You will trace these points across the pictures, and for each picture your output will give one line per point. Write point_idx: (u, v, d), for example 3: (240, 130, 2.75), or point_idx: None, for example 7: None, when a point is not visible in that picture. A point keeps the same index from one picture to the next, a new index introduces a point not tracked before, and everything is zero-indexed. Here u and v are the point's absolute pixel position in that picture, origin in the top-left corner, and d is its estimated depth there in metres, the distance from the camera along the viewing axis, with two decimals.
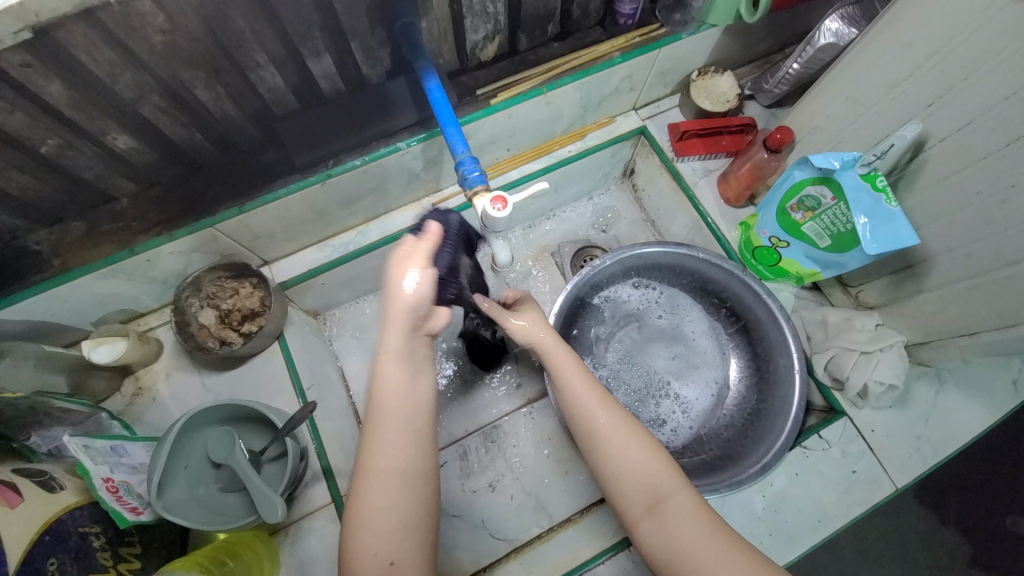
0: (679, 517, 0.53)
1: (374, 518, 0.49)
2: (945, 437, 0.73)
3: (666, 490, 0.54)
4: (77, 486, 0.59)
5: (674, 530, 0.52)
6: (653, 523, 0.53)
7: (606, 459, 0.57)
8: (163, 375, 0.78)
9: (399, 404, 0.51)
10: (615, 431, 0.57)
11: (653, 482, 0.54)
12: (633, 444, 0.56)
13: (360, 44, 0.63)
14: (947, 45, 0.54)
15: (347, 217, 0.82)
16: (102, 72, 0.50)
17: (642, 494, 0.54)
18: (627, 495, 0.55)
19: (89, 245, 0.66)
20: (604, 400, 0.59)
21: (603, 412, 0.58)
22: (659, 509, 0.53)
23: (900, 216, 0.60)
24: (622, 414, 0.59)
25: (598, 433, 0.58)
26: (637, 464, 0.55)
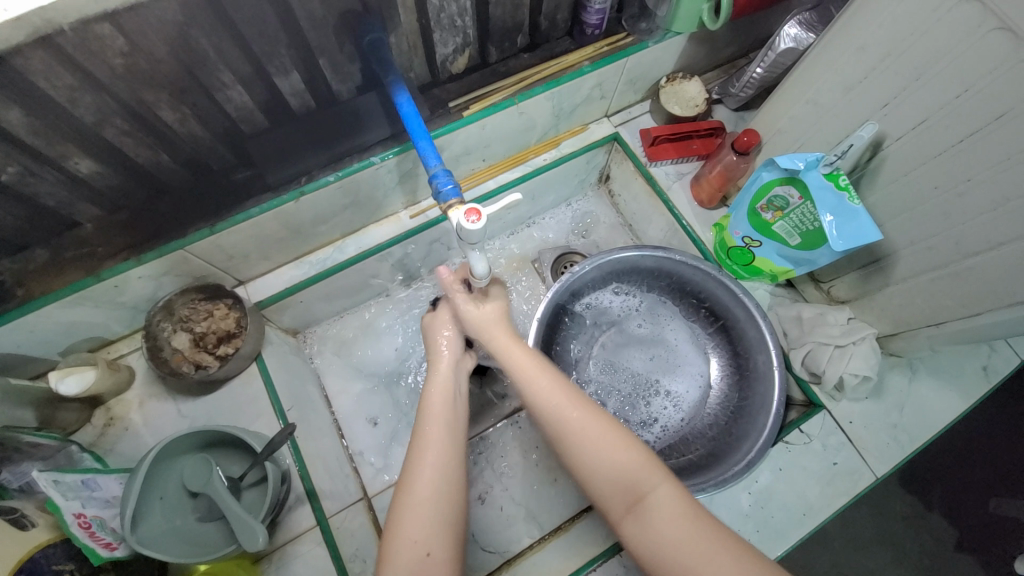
0: (661, 514, 0.52)
1: (416, 514, 0.53)
2: (921, 425, 0.75)
3: (643, 487, 0.53)
4: (49, 524, 0.56)
5: (655, 529, 0.51)
6: (635, 522, 0.53)
7: (579, 459, 0.56)
8: (136, 404, 0.76)
9: (443, 412, 0.59)
10: (586, 430, 0.57)
11: (630, 479, 0.54)
12: (606, 442, 0.56)
13: (329, 61, 0.63)
14: (899, 47, 0.56)
15: (323, 233, 0.81)
16: (62, 97, 0.49)
17: (621, 492, 0.54)
18: (607, 494, 0.55)
19: (54, 273, 0.64)
20: (572, 398, 0.59)
21: (572, 411, 0.58)
22: (641, 507, 0.53)
23: (863, 213, 0.62)
24: (592, 411, 0.58)
25: (569, 432, 0.57)
26: (612, 461, 0.55)
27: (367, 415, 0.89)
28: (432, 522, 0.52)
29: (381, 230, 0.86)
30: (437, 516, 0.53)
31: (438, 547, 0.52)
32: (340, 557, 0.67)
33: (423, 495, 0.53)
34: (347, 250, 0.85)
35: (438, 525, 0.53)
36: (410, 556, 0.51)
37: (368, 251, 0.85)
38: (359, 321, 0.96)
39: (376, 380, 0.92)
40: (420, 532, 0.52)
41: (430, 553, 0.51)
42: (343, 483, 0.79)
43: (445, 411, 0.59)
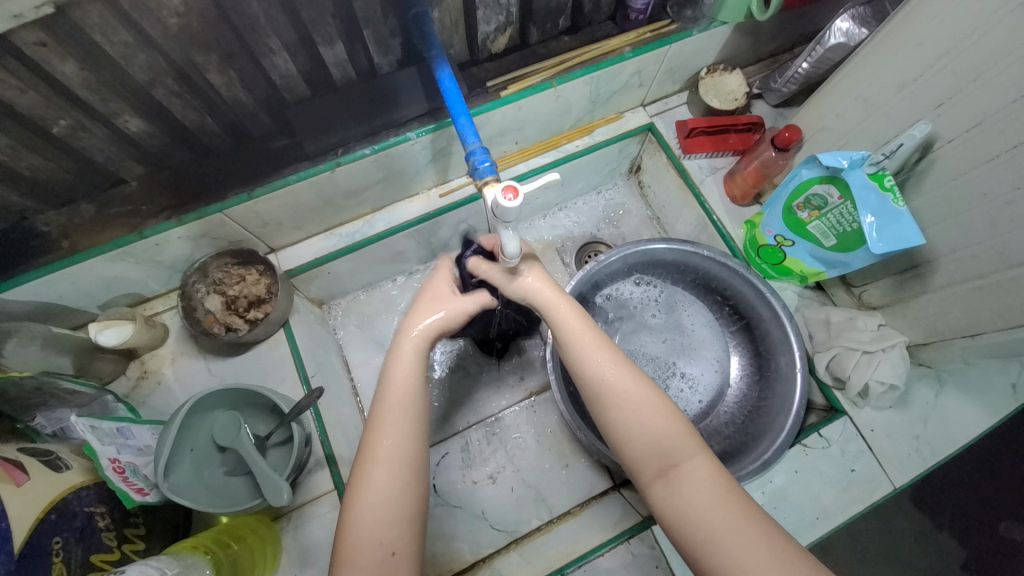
0: (693, 484, 0.52)
1: (373, 508, 0.51)
2: (944, 438, 0.73)
3: (678, 456, 0.53)
4: (83, 467, 0.59)
5: (684, 494, 0.52)
6: (665, 488, 0.53)
7: (615, 420, 0.56)
8: (169, 360, 0.78)
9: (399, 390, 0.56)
10: (627, 393, 0.56)
11: (667, 447, 0.54)
12: (641, 405, 0.55)
13: (372, 33, 0.63)
14: (958, 46, 0.54)
15: (354, 206, 0.82)
16: (116, 54, 0.50)
17: (656, 457, 0.54)
18: (640, 458, 0.55)
19: (98, 227, 0.66)
20: (616, 360, 0.58)
21: (612, 372, 0.57)
22: (672, 474, 0.53)
23: (907, 216, 0.60)
24: (635, 376, 0.57)
25: (610, 395, 0.56)
26: (650, 426, 0.55)
27: None
28: (397, 521, 0.51)
29: (411, 207, 0.87)
30: (400, 512, 0.51)
31: (402, 544, 0.51)
32: None
33: (378, 495, 0.51)
34: (376, 225, 0.86)
35: (398, 522, 0.51)
36: (374, 557, 0.49)
37: (397, 227, 0.86)
38: (382, 297, 0.97)
39: None
40: (385, 531, 0.50)
41: (395, 550, 0.50)
42: None
43: (399, 393, 0.56)
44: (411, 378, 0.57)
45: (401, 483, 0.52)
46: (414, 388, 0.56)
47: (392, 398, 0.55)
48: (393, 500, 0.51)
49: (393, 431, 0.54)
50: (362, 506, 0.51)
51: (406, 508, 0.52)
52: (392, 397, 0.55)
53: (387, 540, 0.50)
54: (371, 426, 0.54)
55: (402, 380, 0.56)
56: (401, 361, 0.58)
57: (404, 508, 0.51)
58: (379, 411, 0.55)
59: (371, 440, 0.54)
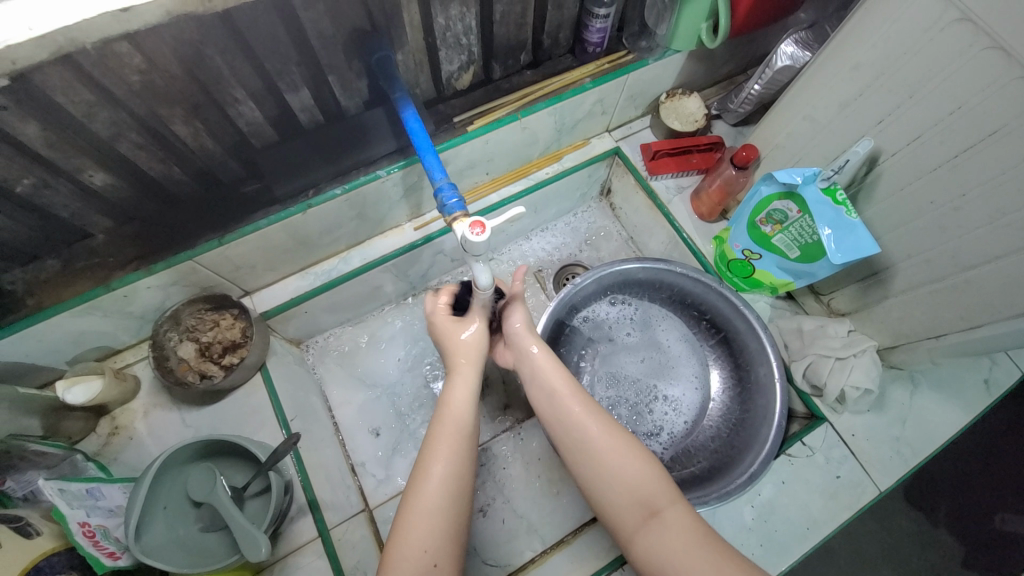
0: (676, 527, 0.52)
1: (429, 512, 0.52)
2: (923, 438, 0.75)
3: (660, 502, 0.54)
4: (54, 532, 0.56)
5: (670, 540, 0.52)
6: (647, 538, 0.53)
7: (599, 472, 0.57)
8: (141, 413, 0.76)
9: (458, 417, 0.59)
10: (609, 442, 0.58)
11: (649, 496, 0.55)
12: (623, 453, 0.57)
13: (338, 77, 0.65)
14: (892, 65, 0.57)
15: (329, 244, 0.82)
16: (79, 113, 0.51)
17: (637, 505, 0.54)
18: (622, 509, 0.55)
19: (65, 282, 0.65)
20: (596, 413, 0.61)
21: (592, 421, 0.60)
22: (655, 522, 0.53)
23: (860, 226, 0.63)
24: (611, 427, 0.60)
25: (588, 442, 0.59)
26: (632, 474, 0.56)
27: (369, 426, 0.89)
28: (441, 533, 0.52)
29: (386, 242, 0.88)
30: (444, 525, 0.52)
31: (444, 557, 0.51)
32: (340, 568, 0.66)
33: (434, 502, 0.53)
34: (352, 261, 0.86)
35: (442, 534, 0.52)
36: (416, 563, 0.50)
37: (373, 262, 0.86)
38: (362, 333, 0.97)
39: (377, 392, 0.93)
40: (428, 538, 0.51)
41: (437, 562, 0.51)
42: (345, 494, 0.79)
43: (456, 420, 0.58)
44: (467, 409, 0.60)
45: (447, 497, 0.53)
46: (470, 415, 0.60)
47: (449, 421, 0.58)
48: (434, 511, 0.52)
49: (446, 451, 0.56)
50: (419, 512, 0.52)
51: (456, 519, 0.53)
52: (449, 425, 0.58)
53: (430, 549, 0.51)
54: (428, 439, 0.57)
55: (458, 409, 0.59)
56: (458, 391, 0.61)
57: (450, 520, 0.53)
58: (436, 435, 0.57)
59: (422, 464, 0.55)
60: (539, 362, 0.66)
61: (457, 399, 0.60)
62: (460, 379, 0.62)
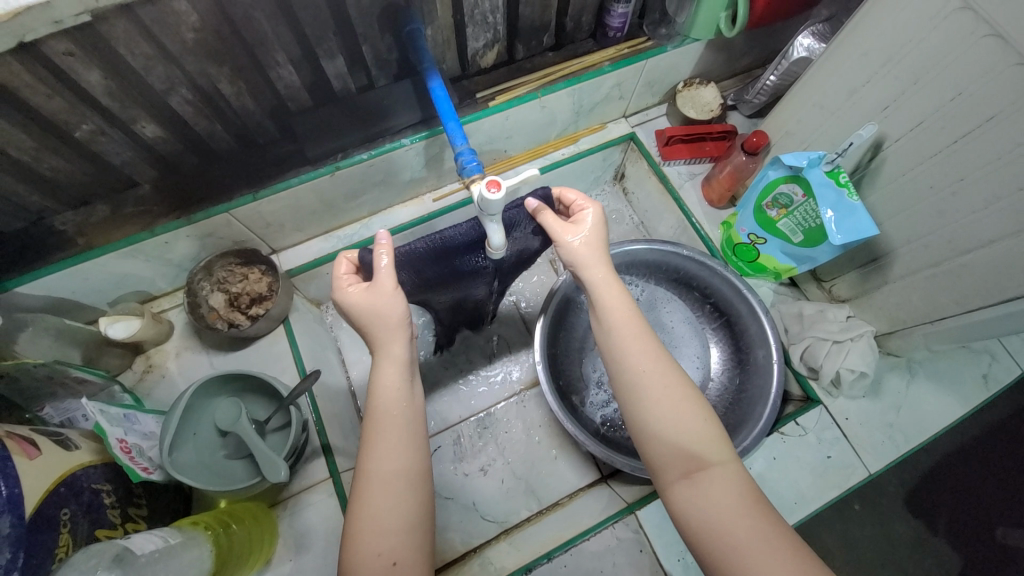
0: (721, 486, 0.51)
1: (378, 518, 0.52)
2: (916, 426, 0.77)
3: (708, 458, 0.52)
4: (91, 448, 0.61)
5: (712, 498, 0.50)
6: (690, 488, 0.51)
7: (646, 415, 0.55)
8: (172, 355, 0.82)
9: (393, 406, 0.56)
10: (662, 389, 0.55)
11: (697, 449, 0.53)
12: (678, 403, 0.54)
13: (370, 47, 0.69)
14: (898, 53, 0.60)
15: (352, 210, 0.87)
16: (138, 65, 0.56)
17: (683, 459, 0.53)
18: (665, 457, 0.53)
19: (112, 226, 0.70)
20: (656, 356, 0.57)
21: (644, 365, 0.56)
22: (699, 476, 0.52)
23: (861, 209, 0.65)
24: (670, 373, 0.56)
25: (638, 384, 0.56)
26: (686, 425, 0.54)
27: None
28: (396, 531, 0.52)
29: (406, 211, 0.92)
30: (397, 524, 0.52)
31: (403, 554, 0.51)
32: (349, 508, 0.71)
33: (383, 500, 0.52)
34: (372, 228, 0.91)
35: (398, 533, 0.52)
36: (375, 567, 0.50)
37: (393, 229, 0.91)
38: None
39: None
40: (382, 540, 0.51)
41: (396, 561, 0.51)
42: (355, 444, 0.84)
43: (392, 411, 0.56)
44: (403, 393, 0.57)
45: (395, 491, 0.53)
46: (404, 399, 0.57)
47: (380, 415, 0.56)
48: (382, 512, 0.52)
49: (388, 443, 0.55)
50: (367, 519, 0.52)
51: (407, 515, 0.53)
52: (383, 418, 0.56)
53: (385, 552, 0.51)
54: (366, 437, 0.55)
55: (391, 397, 0.56)
56: (387, 379, 0.57)
57: (408, 517, 0.53)
58: (372, 433, 0.55)
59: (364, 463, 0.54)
60: (602, 284, 0.60)
61: (388, 389, 0.57)
62: (388, 361, 0.58)
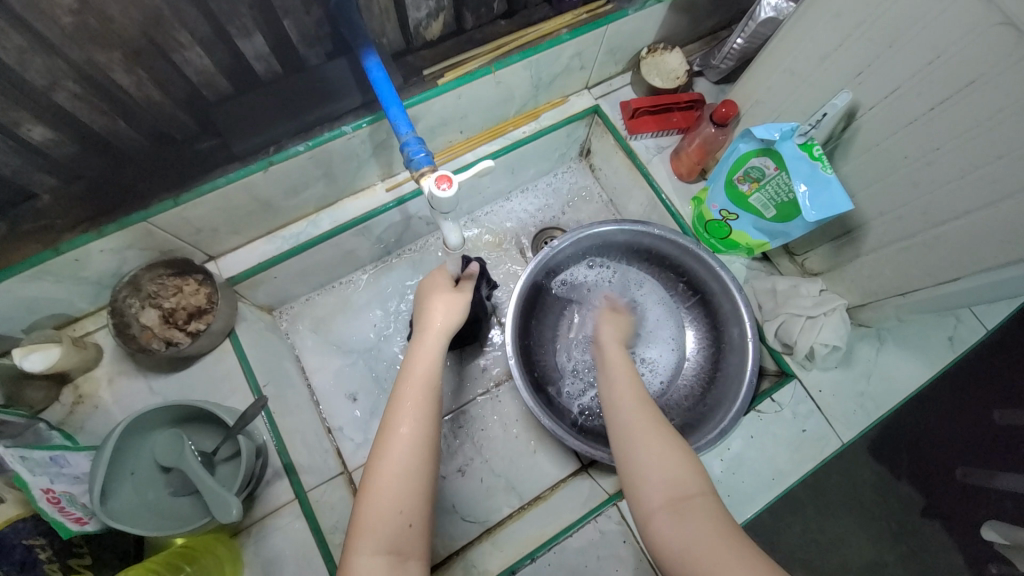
0: (702, 520, 0.49)
1: (395, 479, 0.52)
2: (886, 393, 0.77)
3: (690, 491, 0.52)
4: (18, 499, 0.54)
5: (694, 531, 0.48)
6: (672, 523, 0.50)
7: (633, 452, 0.56)
8: (105, 382, 0.74)
9: (424, 375, 0.59)
10: (647, 424, 0.58)
11: (680, 481, 0.53)
12: (659, 439, 0.56)
13: (295, 23, 0.60)
14: (874, 13, 0.55)
15: (295, 206, 0.79)
16: (6, 57, 0.46)
17: (668, 490, 0.52)
18: (651, 492, 0.53)
19: (12, 247, 0.61)
20: (642, 402, 0.61)
21: (636, 410, 0.60)
22: (683, 508, 0.51)
23: (835, 182, 0.63)
24: (654, 414, 0.60)
25: (631, 427, 0.58)
26: (666, 457, 0.55)
27: (345, 392, 0.89)
28: (414, 493, 0.52)
29: (357, 204, 0.84)
30: (412, 489, 0.52)
31: (418, 518, 0.52)
32: (319, 529, 0.67)
33: (399, 462, 0.53)
34: (321, 225, 0.83)
35: (413, 495, 0.52)
36: (391, 526, 0.50)
37: (344, 225, 0.83)
38: (335, 297, 0.95)
39: (353, 357, 0.92)
40: (400, 501, 0.51)
41: (411, 522, 0.51)
42: (322, 458, 0.79)
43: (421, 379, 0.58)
44: (434, 364, 0.60)
45: (417, 458, 0.53)
46: (436, 375, 0.60)
47: (414, 380, 0.58)
48: (401, 472, 0.52)
49: (412, 412, 0.56)
50: (386, 479, 0.52)
51: (424, 480, 0.53)
52: (413, 384, 0.58)
53: (405, 510, 0.51)
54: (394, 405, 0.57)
55: (423, 367, 0.59)
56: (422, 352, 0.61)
57: (426, 480, 0.53)
58: (398, 400, 0.57)
59: (388, 428, 0.55)
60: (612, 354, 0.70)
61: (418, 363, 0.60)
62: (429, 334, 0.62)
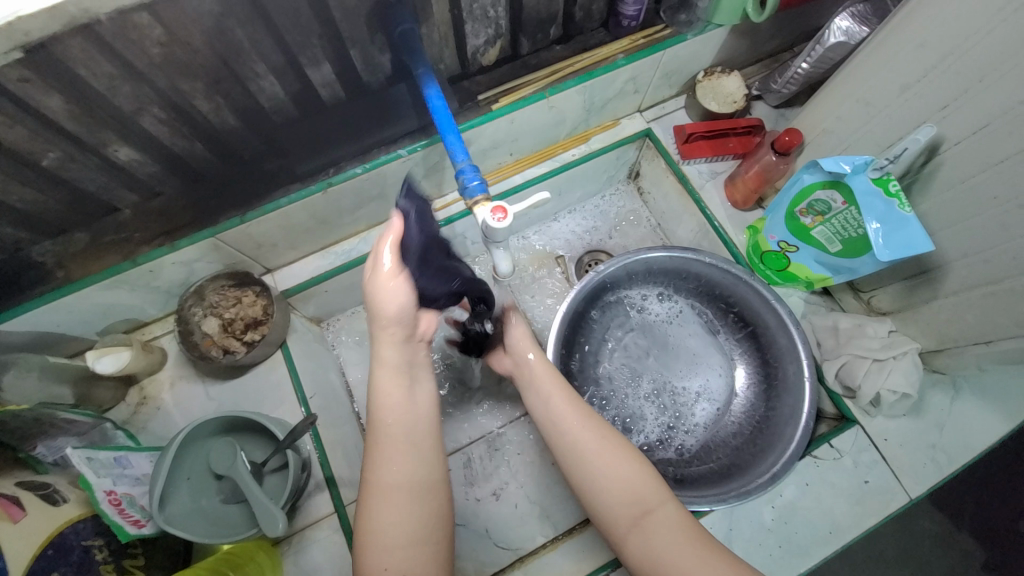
0: (665, 530, 0.52)
1: (384, 533, 0.49)
2: (961, 447, 0.71)
3: (651, 502, 0.54)
4: (80, 499, 0.58)
5: (659, 544, 0.51)
6: (639, 538, 0.52)
7: (590, 473, 0.56)
8: (167, 385, 0.78)
9: (400, 418, 0.52)
10: (595, 444, 0.58)
11: (639, 497, 0.54)
12: (611, 455, 0.57)
13: (360, 51, 0.62)
14: (962, 45, 0.52)
15: (348, 224, 0.81)
16: (101, 86, 0.50)
17: (627, 507, 0.54)
18: (612, 510, 0.54)
19: (93, 256, 0.66)
20: (585, 416, 0.60)
21: (582, 426, 0.59)
22: (645, 523, 0.53)
23: (913, 222, 0.58)
24: (599, 430, 0.59)
25: (579, 448, 0.58)
26: (621, 478, 0.55)
27: None
28: (406, 544, 0.49)
29: None
30: (408, 537, 0.49)
31: (413, 568, 0.49)
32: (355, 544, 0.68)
33: (390, 510, 0.49)
34: (371, 242, 0.85)
35: (406, 546, 0.49)
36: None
37: None
38: None
39: None
40: (389, 556, 0.48)
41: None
42: None
43: (400, 422, 0.52)
44: (402, 399, 0.52)
45: (408, 500, 0.50)
46: (417, 416, 0.53)
47: (385, 429, 0.51)
48: (393, 526, 0.49)
49: (392, 455, 0.51)
50: (376, 534, 0.49)
51: (416, 530, 0.50)
52: (388, 428, 0.52)
53: (392, 566, 0.48)
54: (370, 448, 0.52)
55: (395, 407, 0.52)
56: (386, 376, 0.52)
57: (418, 528, 0.50)
58: (376, 447, 0.51)
59: (374, 473, 0.51)
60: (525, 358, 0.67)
61: (391, 398, 0.52)
62: (388, 355, 0.52)
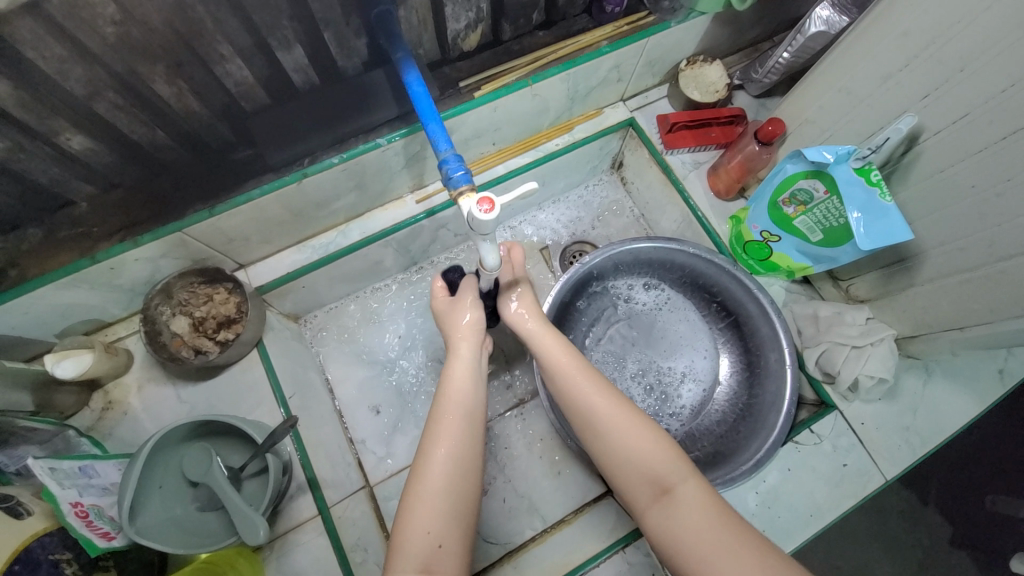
0: (687, 507, 0.52)
1: (431, 500, 0.53)
2: (933, 428, 0.73)
3: (672, 478, 0.54)
4: (45, 511, 0.54)
5: (680, 521, 0.51)
6: (661, 511, 0.53)
7: (611, 445, 0.57)
8: (135, 388, 0.74)
9: (456, 398, 0.59)
10: (615, 417, 0.57)
11: (661, 471, 0.54)
12: (633, 427, 0.57)
13: (334, 35, 0.59)
14: (942, 35, 0.52)
15: (326, 216, 0.78)
16: (50, 69, 0.46)
17: (648, 482, 0.54)
18: (634, 483, 0.55)
19: (48, 253, 0.61)
20: (604, 390, 0.60)
21: (602, 399, 0.59)
22: (666, 498, 0.53)
23: (893, 211, 0.59)
24: (620, 403, 0.59)
25: (599, 419, 0.58)
26: (643, 451, 0.55)
27: (368, 404, 0.88)
28: (444, 515, 0.52)
29: (386, 215, 0.83)
30: (450, 508, 0.53)
31: (448, 537, 0.52)
32: (341, 546, 0.66)
33: (437, 483, 0.53)
34: (350, 235, 0.82)
35: (444, 516, 0.52)
36: (421, 548, 0.50)
37: (372, 236, 0.82)
38: (359, 307, 0.94)
39: (377, 368, 0.91)
40: (432, 521, 0.52)
41: (440, 543, 0.51)
42: (345, 472, 0.78)
43: (455, 407, 0.58)
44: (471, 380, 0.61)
45: (450, 483, 0.54)
46: (471, 401, 0.59)
47: (449, 411, 0.58)
48: (439, 494, 0.53)
49: (446, 435, 0.56)
50: (421, 505, 0.53)
51: (458, 502, 0.53)
52: (447, 409, 0.58)
53: (433, 531, 0.51)
54: (431, 429, 0.57)
55: (458, 387, 0.60)
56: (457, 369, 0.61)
57: (457, 501, 0.54)
58: (437, 423, 0.57)
59: (428, 453, 0.55)
60: (533, 335, 0.65)
61: (456, 378, 0.60)
62: (461, 359, 0.62)
